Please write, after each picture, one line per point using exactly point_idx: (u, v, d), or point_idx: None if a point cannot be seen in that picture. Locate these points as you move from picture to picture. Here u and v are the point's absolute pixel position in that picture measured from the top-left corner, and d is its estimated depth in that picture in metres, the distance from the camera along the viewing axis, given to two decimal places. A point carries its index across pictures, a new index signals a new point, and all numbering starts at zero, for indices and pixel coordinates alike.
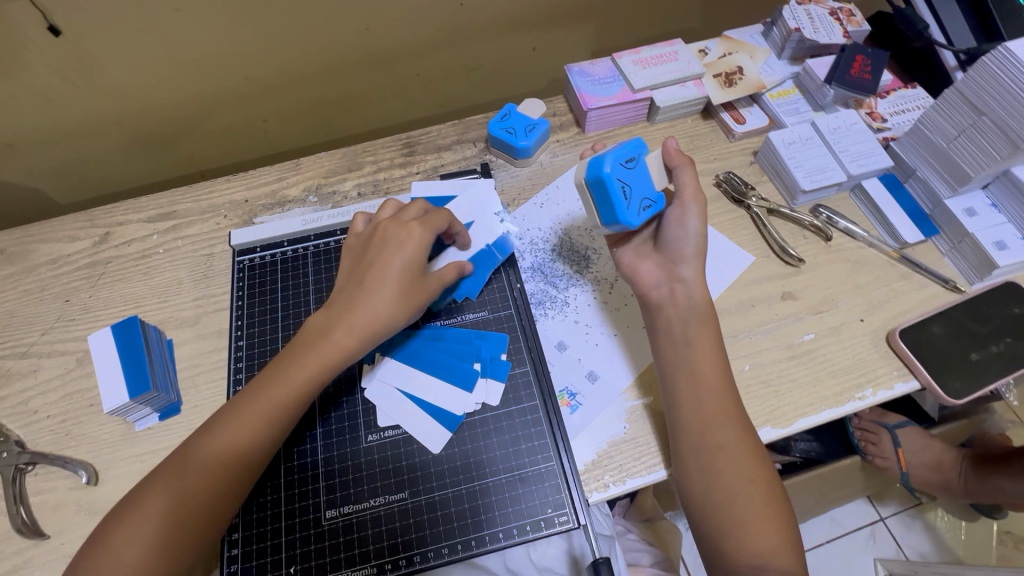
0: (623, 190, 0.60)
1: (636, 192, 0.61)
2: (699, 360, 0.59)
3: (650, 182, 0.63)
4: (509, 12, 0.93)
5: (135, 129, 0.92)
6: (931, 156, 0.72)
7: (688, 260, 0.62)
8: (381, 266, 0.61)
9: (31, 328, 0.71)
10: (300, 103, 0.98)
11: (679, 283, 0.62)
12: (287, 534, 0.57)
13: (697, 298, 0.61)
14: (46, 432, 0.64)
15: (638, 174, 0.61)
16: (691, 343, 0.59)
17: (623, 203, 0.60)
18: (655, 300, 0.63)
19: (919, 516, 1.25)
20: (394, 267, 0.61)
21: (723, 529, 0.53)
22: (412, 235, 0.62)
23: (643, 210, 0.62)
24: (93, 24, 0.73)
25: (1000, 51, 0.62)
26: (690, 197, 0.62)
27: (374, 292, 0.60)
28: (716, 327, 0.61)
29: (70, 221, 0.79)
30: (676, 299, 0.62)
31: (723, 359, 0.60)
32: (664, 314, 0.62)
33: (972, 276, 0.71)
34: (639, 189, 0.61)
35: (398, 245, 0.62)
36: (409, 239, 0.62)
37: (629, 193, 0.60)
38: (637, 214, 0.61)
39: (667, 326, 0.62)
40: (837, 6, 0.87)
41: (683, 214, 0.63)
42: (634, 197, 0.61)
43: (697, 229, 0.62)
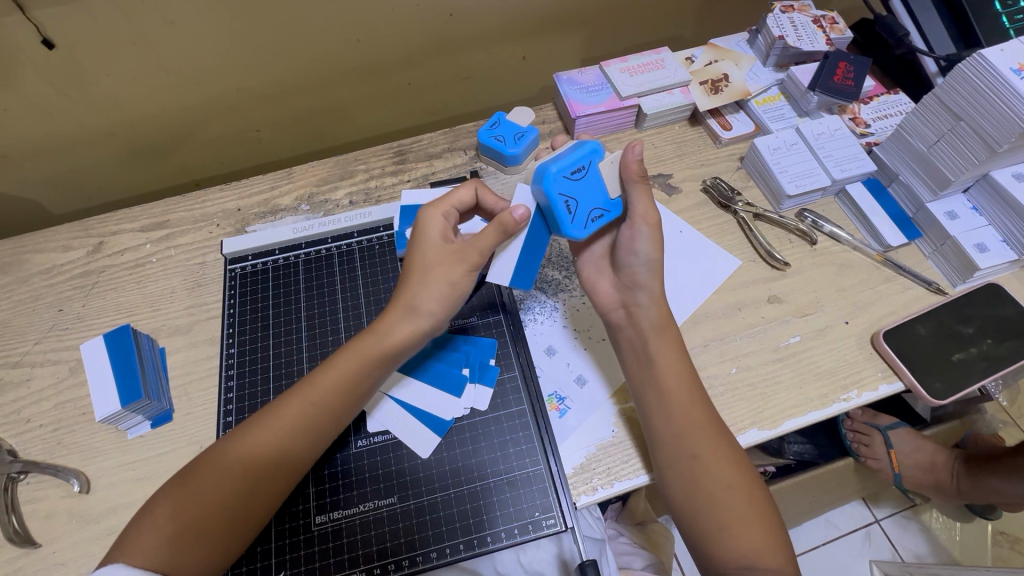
0: (567, 204, 0.59)
1: (583, 205, 0.60)
2: (675, 369, 0.59)
3: (602, 191, 0.61)
4: (498, 22, 0.94)
5: (128, 139, 0.93)
6: (912, 160, 0.73)
7: (643, 286, 0.63)
8: (419, 260, 0.59)
9: (24, 338, 0.72)
10: (292, 113, 0.99)
11: (636, 306, 0.63)
12: (277, 540, 0.58)
13: (656, 318, 0.62)
14: (38, 441, 0.65)
15: (585, 185, 0.60)
16: (659, 359, 0.60)
17: (568, 217, 0.60)
18: (614, 321, 0.65)
19: (914, 517, 1.25)
20: (431, 255, 0.59)
21: (709, 531, 0.54)
22: (432, 220, 0.60)
23: (592, 221, 0.61)
24: (86, 36, 0.74)
25: (975, 58, 0.63)
26: (641, 219, 0.61)
27: (420, 281, 0.58)
28: (681, 345, 0.61)
29: (64, 231, 0.80)
30: (634, 321, 0.63)
31: (692, 373, 0.60)
32: (625, 335, 0.63)
33: (955, 278, 0.72)
34: (586, 201, 0.60)
35: (424, 234, 0.60)
36: (433, 227, 0.60)
37: (574, 207, 0.60)
38: (584, 226, 0.61)
39: (630, 346, 0.63)
40: (819, 14, 0.88)
41: (635, 236, 0.62)
42: (581, 209, 0.60)
43: (649, 254, 0.62)
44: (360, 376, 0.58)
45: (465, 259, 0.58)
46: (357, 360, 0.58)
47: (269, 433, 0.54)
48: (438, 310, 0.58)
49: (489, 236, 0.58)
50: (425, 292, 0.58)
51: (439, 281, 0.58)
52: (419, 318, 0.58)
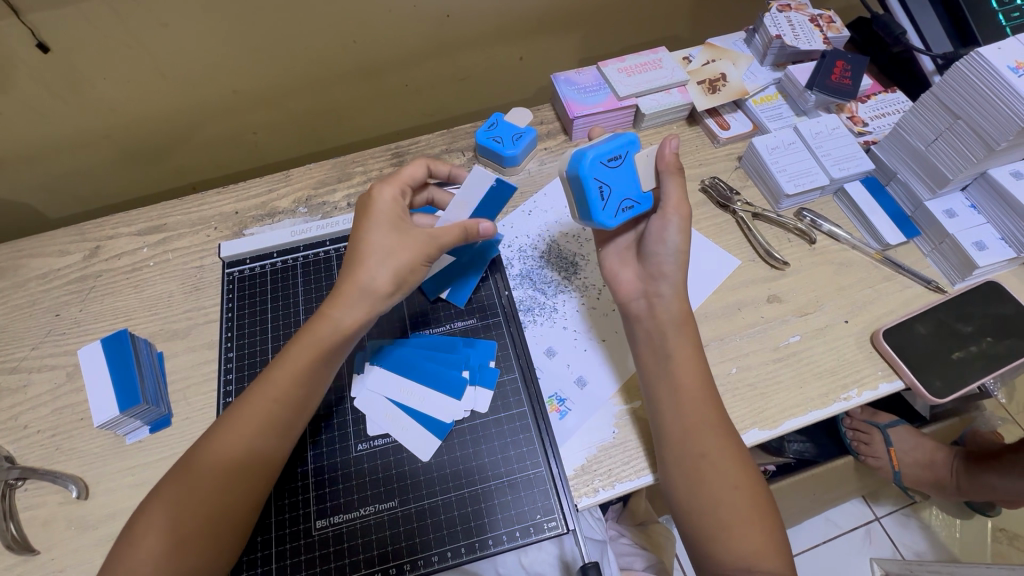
0: (602, 191, 0.60)
1: (615, 194, 0.61)
2: (679, 369, 0.59)
3: (636, 184, 0.63)
4: (495, 22, 0.94)
5: (124, 143, 0.92)
6: (910, 159, 0.73)
7: (667, 276, 0.63)
8: (376, 241, 0.59)
9: (20, 343, 0.71)
10: (289, 115, 0.99)
11: (658, 297, 0.63)
12: (277, 545, 0.57)
13: (675, 312, 0.62)
14: (35, 447, 0.64)
15: (619, 174, 0.61)
16: (665, 359, 0.60)
17: (600, 204, 0.61)
18: (633, 312, 0.64)
19: (914, 514, 1.25)
20: (388, 237, 0.59)
21: (710, 533, 0.54)
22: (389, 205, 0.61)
23: (622, 211, 0.62)
24: (81, 40, 0.73)
25: (973, 57, 0.63)
26: (673, 211, 0.61)
27: (377, 262, 0.58)
28: (696, 338, 0.61)
29: (60, 235, 0.79)
30: (654, 312, 0.62)
31: (704, 366, 0.60)
32: (644, 326, 0.63)
33: (954, 276, 0.72)
34: (620, 191, 0.62)
35: (382, 215, 0.61)
36: (391, 210, 0.61)
37: (608, 195, 0.61)
38: (614, 216, 0.62)
39: (647, 338, 0.62)
40: (816, 13, 0.89)
41: (665, 226, 0.62)
42: (614, 198, 0.61)
43: (677, 245, 0.62)
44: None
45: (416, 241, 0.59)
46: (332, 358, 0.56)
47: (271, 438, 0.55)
48: (393, 291, 0.59)
49: (452, 231, 0.61)
50: (381, 275, 0.58)
51: (398, 263, 0.58)
52: (374, 299, 0.58)
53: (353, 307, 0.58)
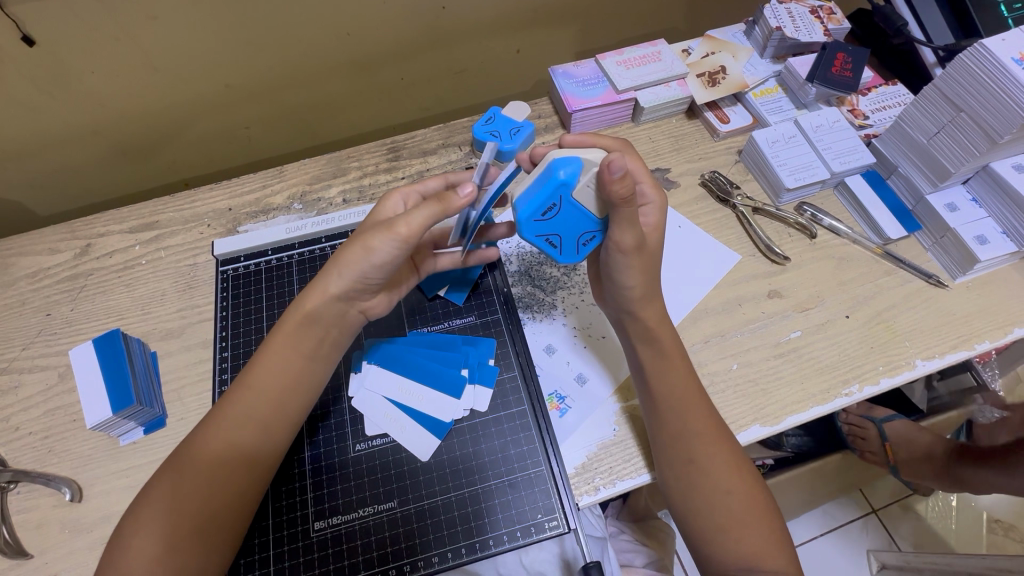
0: (550, 242, 0.57)
1: (568, 237, 0.56)
2: (659, 374, 0.58)
3: (585, 218, 0.55)
4: (491, 14, 0.93)
5: (115, 138, 0.91)
6: (912, 152, 0.72)
7: (631, 307, 0.60)
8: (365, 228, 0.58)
9: (11, 344, 0.70)
10: (283, 109, 0.97)
11: (627, 316, 0.61)
12: (275, 547, 0.57)
13: (647, 327, 0.60)
14: (27, 450, 0.63)
15: (562, 218, 0.54)
16: (660, 356, 0.59)
17: (555, 251, 0.58)
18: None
19: (911, 507, 1.26)
20: (369, 224, 0.58)
21: (711, 533, 0.53)
22: (388, 202, 0.60)
23: (584, 245, 0.58)
24: (68, 34, 0.72)
25: (977, 48, 0.62)
26: (620, 253, 0.55)
27: (348, 244, 0.56)
28: (679, 352, 0.60)
29: (50, 233, 0.78)
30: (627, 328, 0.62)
31: (691, 375, 0.59)
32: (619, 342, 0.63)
33: (955, 270, 0.72)
34: (571, 233, 0.56)
35: (376, 209, 0.60)
36: (387, 206, 0.60)
37: (559, 241, 0.57)
38: (576, 253, 0.58)
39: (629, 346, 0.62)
40: (817, 4, 0.87)
41: (616, 266, 0.57)
42: (567, 241, 0.57)
43: (634, 282, 0.58)
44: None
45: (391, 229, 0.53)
46: None
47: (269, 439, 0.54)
48: (349, 272, 0.55)
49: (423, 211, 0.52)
50: (347, 255, 0.55)
51: (360, 243, 0.55)
52: (335, 280, 0.55)
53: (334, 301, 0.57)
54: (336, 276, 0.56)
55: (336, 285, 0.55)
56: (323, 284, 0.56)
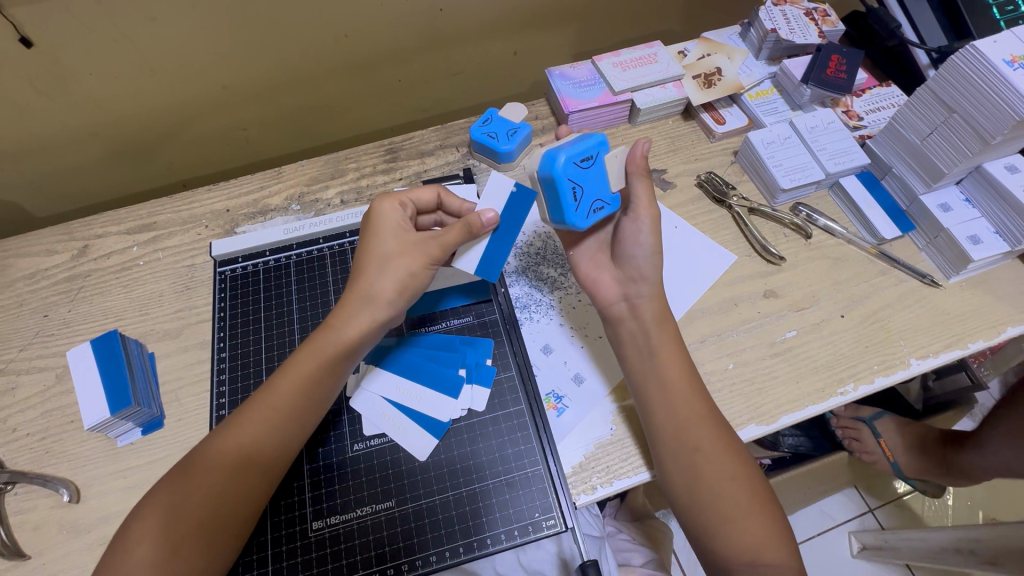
0: (574, 192, 0.57)
1: (588, 195, 0.58)
2: (667, 364, 0.59)
3: (606, 184, 0.60)
4: (488, 16, 0.93)
5: (113, 140, 0.91)
6: (906, 153, 0.73)
7: (647, 277, 0.62)
8: (377, 247, 0.60)
9: (9, 344, 0.70)
10: (282, 111, 0.98)
11: (639, 298, 0.62)
12: (274, 547, 0.57)
13: (657, 311, 0.62)
14: (25, 451, 0.63)
15: (591, 174, 0.58)
16: (655, 354, 0.60)
17: (573, 205, 0.57)
18: (614, 315, 0.64)
19: (907, 506, 1.27)
20: (388, 243, 0.60)
21: (709, 529, 0.54)
22: (390, 217, 0.61)
23: (593, 213, 0.59)
24: (66, 35, 0.72)
25: (968, 50, 0.62)
26: (643, 210, 0.61)
27: (377, 269, 0.59)
28: (680, 339, 0.61)
29: (47, 235, 0.78)
30: (637, 313, 0.62)
31: (691, 366, 0.60)
32: (627, 329, 0.62)
33: (950, 270, 0.72)
34: (592, 192, 0.58)
35: (378, 224, 0.61)
36: (390, 221, 0.61)
37: (579, 197, 0.58)
38: (587, 216, 0.59)
39: (631, 339, 0.62)
40: (811, 6, 0.88)
41: (637, 227, 0.62)
42: (586, 200, 0.58)
43: (652, 244, 0.62)
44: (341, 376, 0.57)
45: (423, 253, 0.58)
46: (327, 358, 0.57)
47: (265, 440, 0.54)
48: (395, 300, 0.58)
49: (453, 232, 0.58)
50: (383, 281, 0.58)
51: (397, 269, 0.58)
52: (376, 308, 0.58)
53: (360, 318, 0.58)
54: (376, 304, 0.58)
55: (382, 313, 0.58)
56: (363, 313, 0.58)
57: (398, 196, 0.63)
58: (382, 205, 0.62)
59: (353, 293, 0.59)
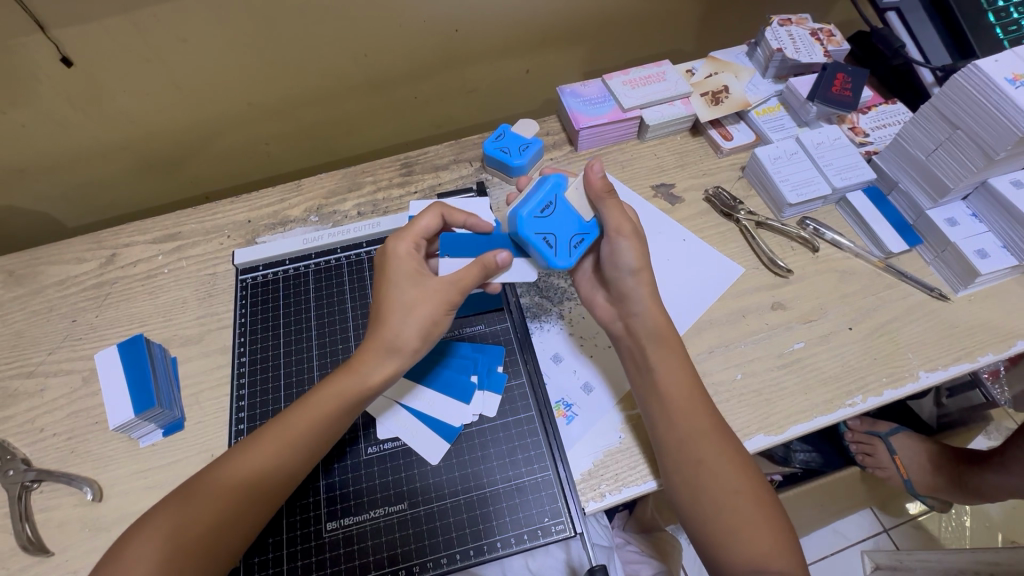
0: (546, 241, 0.63)
1: (562, 235, 0.63)
2: (659, 385, 0.60)
3: (574, 217, 0.64)
4: (501, 37, 0.97)
5: (141, 153, 0.95)
6: (912, 169, 0.74)
7: (633, 295, 0.63)
8: (396, 296, 0.60)
9: (39, 348, 0.73)
10: (302, 127, 1.01)
11: (632, 316, 0.63)
12: (289, 547, 0.58)
13: (651, 328, 0.62)
14: (52, 450, 0.66)
15: (557, 217, 0.64)
16: (649, 371, 0.61)
17: (549, 250, 0.63)
18: (614, 333, 0.66)
19: (922, 527, 1.25)
20: (408, 292, 0.60)
21: (717, 536, 0.54)
22: (404, 262, 0.62)
23: (575, 247, 0.63)
24: (102, 55, 0.76)
25: (971, 69, 0.64)
26: (617, 232, 0.62)
27: (399, 318, 0.58)
28: (681, 353, 0.62)
29: (78, 243, 0.81)
30: (631, 332, 0.63)
31: (693, 381, 0.60)
32: (625, 346, 0.64)
33: (957, 284, 0.73)
34: (564, 231, 0.63)
35: (394, 272, 0.61)
36: (403, 264, 0.62)
37: (554, 240, 0.63)
38: (568, 254, 0.63)
39: (629, 356, 0.64)
40: (816, 27, 0.90)
41: (616, 249, 0.63)
42: (561, 241, 0.63)
43: (632, 265, 0.62)
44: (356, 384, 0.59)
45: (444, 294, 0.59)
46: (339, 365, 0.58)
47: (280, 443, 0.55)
48: (418, 347, 0.59)
49: (473, 273, 0.60)
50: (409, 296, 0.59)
51: (418, 317, 0.58)
52: (401, 356, 0.59)
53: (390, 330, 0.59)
54: (403, 353, 0.59)
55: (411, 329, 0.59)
56: (387, 362, 0.58)
57: (411, 233, 0.64)
58: (396, 249, 0.63)
59: (374, 343, 0.59)
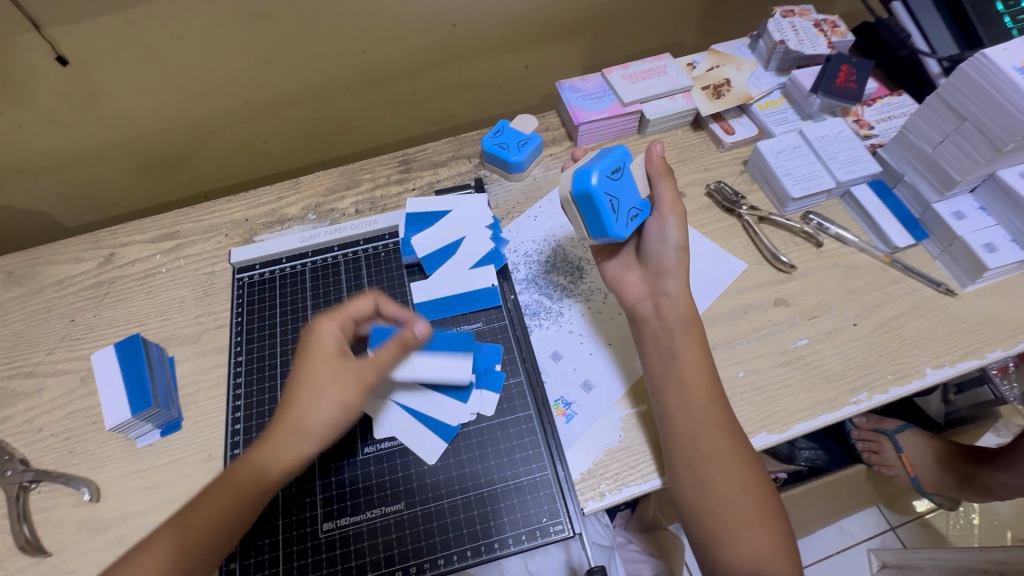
0: (612, 204, 0.59)
1: (624, 204, 0.61)
2: (690, 365, 0.59)
3: (635, 192, 0.63)
4: (499, 32, 0.96)
5: (139, 152, 0.94)
6: (918, 161, 0.73)
7: (670, 273, 0.63)
8: (309, 376, 0.58)
9: (37, 348, 0.73)
10: (300, 125, 1.01)
11: (664, 297, 0.63)
12: (285, 547, 0.58)
13: (682, 310, 0.62)
14: (50, 451, 0.65)
15: (624, 184, 0.61)
16: (678, 355, 0.60)
17: (613, 215, 0.59)
18: (640, 314, 0.64)
19: (929, 525, 1.23)
20: (323, 374, 0.57)
21: (719, 536, 0.53)
22: (325, 340, 0.59)
23: (631, 220, 0.62)
24: (97, 54, 0.76)
25: (978, 58, 0.62)
26: (670, 209, 0.63)
27: (308, 400, 0.56)
28: (704, 338, 0.62)
29: (76, 243, 0.81)
30: (661, 312, 0.62)
31: (711, 368, 0.60)
32: (649, 329, 0.63)
33: (965, 278, 0.71)
34: (628, 200, 0.61)
35: (313, 353, 0.59)
36: (327, 344, 0.59)
37: (618, 206, 0.60)
38: (627, 224, 0.61)
39: (653, 339, 0.62)
40: (820, 18, 0.89)
41: (663, 226, 0.63)
42: (622, 210, 0.60)
43: (678, 241, 0.63)
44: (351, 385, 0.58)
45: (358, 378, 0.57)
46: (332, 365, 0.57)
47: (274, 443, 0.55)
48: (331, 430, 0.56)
49: (389, 353, 0.58)
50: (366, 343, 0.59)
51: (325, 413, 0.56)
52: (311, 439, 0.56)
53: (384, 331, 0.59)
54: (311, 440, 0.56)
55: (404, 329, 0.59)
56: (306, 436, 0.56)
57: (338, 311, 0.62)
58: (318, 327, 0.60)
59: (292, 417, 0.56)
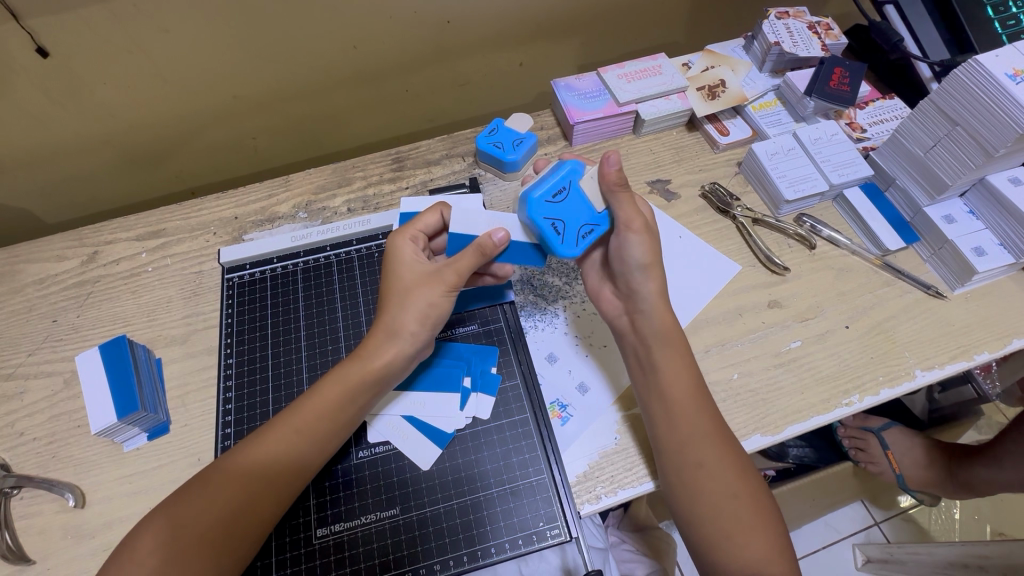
0: (554, 227, 0.58)
1: (570, 224, 0.59)
2: (671, 381, 0.58)
3: (586, 207, 0.60)
4: (494, 29, 0.94)
5: (124, 147, 0.92)
6: (909, 165, 0.74)
7: (641, 293, 0.61)
8: (396, 282, 0.60)
9: (17, 349, 0.71)
10: (289, 120, 0.99)
11: (638, 314, 0.62)
12: (278, 554, 0.57)
13: (656, 330, 0.60)
14: (32, 455, 0.64)
15: (568, 204, 0.59)
16: (657, 370, 0.59)
17: (557, 239, 0.59)
18: (618, 329, 0.64)
19: (912, 518, 1.26)
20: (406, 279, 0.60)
21: (713, 539, 0.53)
22: (404, 249, 0.62)
23: (583, 237, 0.60)
24: (79, 46, 0.73)
25: (971, 64, 0.63)
26: (627, 227, 0.59)
27: (399, 300, 0.59)
28: (685, 353, 0.60)
29: (58, 240, 0.79)
30: (637, 328, 0.62)
31: (694, 381, 0.59)
32: (629, 343, 0.63)
33: (954, 282, 0.72)
34: (574, 220, 0.59)
35: (393, 260, 0.62)
36: (404, 253, 0.62)
37: (562, 227, 0.59)
38: (575, 244, 0.59)
39: (634, 353, 0.62)
40: (814, 20, 0.89)
41: (625, 245, 0.60)
42: (569, 229, 0.59)
43: (641, 260, 0.60)
44: (343, 395, 0.57)
45: (441, 280, 0.58)
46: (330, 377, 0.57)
47: (267, 449, 0.54)
48: (419, 330, 0.58)
49: (468, 258, 0.57)
50: (404, 314, 0.58)
51: (417, 300, 0.58)
52: (402, 340, 0.58)
53: (378, 345, 0.58)
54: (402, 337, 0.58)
55: (405, 343, 0.58)
56: (386, 343, 0.58)
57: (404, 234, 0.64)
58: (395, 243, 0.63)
59: (377, 327, 0.59)
